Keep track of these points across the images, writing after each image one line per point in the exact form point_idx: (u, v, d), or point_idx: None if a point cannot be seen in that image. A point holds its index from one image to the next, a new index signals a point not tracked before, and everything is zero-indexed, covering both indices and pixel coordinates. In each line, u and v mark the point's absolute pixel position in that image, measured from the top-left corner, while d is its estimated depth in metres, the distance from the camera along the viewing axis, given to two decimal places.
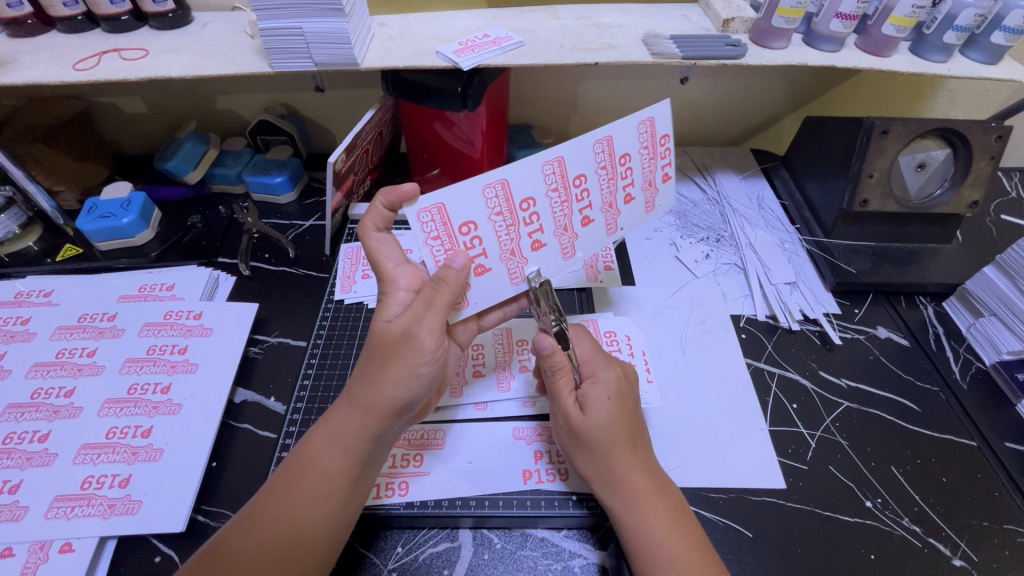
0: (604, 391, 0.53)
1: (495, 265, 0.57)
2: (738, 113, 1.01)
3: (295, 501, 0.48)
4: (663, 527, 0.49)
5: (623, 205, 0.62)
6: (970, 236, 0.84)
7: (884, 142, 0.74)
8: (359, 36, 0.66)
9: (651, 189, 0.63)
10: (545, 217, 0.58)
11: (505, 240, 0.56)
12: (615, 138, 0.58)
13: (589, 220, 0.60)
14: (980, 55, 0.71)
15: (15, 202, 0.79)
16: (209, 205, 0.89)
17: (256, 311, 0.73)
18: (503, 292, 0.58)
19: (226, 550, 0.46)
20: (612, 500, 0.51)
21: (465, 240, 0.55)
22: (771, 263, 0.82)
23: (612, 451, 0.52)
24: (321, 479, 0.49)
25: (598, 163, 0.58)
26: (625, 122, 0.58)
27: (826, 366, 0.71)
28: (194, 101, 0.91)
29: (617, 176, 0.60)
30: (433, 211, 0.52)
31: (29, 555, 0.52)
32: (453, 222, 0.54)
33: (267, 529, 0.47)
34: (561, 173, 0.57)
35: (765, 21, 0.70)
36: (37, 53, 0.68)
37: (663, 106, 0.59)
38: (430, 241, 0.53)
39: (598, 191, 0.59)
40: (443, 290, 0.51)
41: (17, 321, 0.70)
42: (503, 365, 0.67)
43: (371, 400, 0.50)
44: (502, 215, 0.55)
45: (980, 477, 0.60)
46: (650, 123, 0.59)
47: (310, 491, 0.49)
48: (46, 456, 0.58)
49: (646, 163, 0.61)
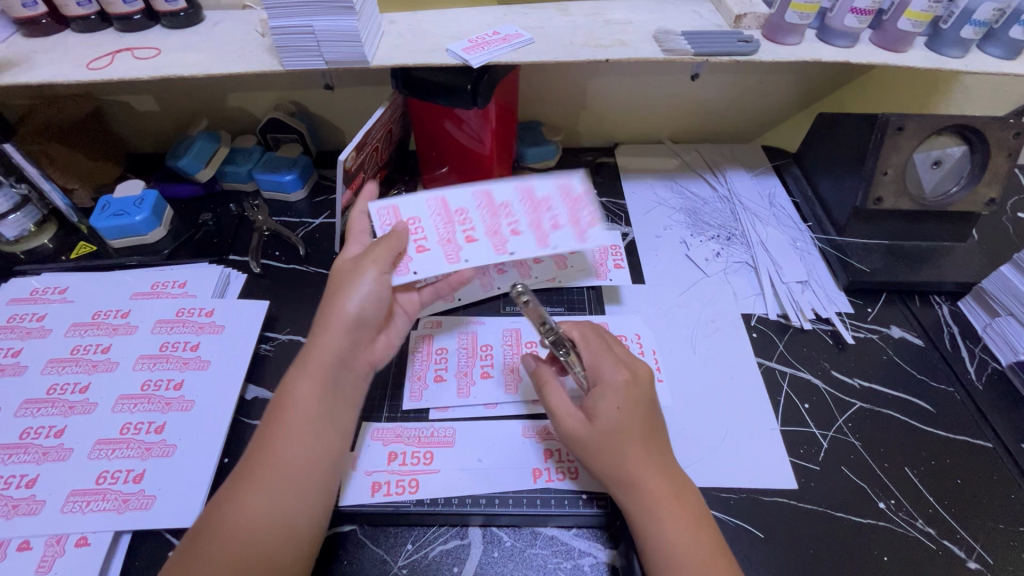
0: (609, 394, 0.53)
1: (434, 248, 0.63)
2: (750, 110, 1.00)
3: (279, 444, 0.50)
4: (679, 531, 0.48)
5: (553, 228, 0.65)
6: (985, 234, 0.83)
7: (899, 138, 0.73)
8: (369, 34, 0.66)
9: (581, 224, 0.65)
10: (476, 224, 0.65)
11: (442, 231, 0.65)
12: (535, 185, 0.68)
13: (517, 232, 0.65)
14: (999, 51, 0.69)
15: (30, 201, 0.80)
16: (220, 203, 0.89)
17: (267, 309, 0.73)
18: (442, 269, 0.62)
19: (217, 521, 0.47)
20: (624, 501, 0.51)
21: (411, 228, 0.65)
22: (783, 262, 0.81)
23: (620, 461, 0.51)
24: (296, 411, 0.51)
25: (521, 199, 0.67)
26: (544, 175, 0.68)
27: (838, 365, 0.70)
28: (205, 99, 0.92)
29: (542, 210, 0.66)
30: (390, 210, 0.66)
31: (46, 548, 0.53)
32: (404, 217, 0.66)
33: (253, 485, 0.48)
34: (490, 200, 0.67)
35: (777, 17, 0.69)
36: (51, 52, 0.69)
37: (575, 173, 0.69)
38: (382, 228, 0.65)
39: (523, 216, 0.66)
40: (387, 240, 0.60)
41: (33, 318, 0.70)
42: (511, 364, 0.67)
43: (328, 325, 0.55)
44: (441, 217, 0.66)
45: (995, 478, 0.60)
46: (568, 182, 0.68)
47: (287, 425, 0.51)
48: (62, 451, 0.58)
49: (573, 207, 0.66)
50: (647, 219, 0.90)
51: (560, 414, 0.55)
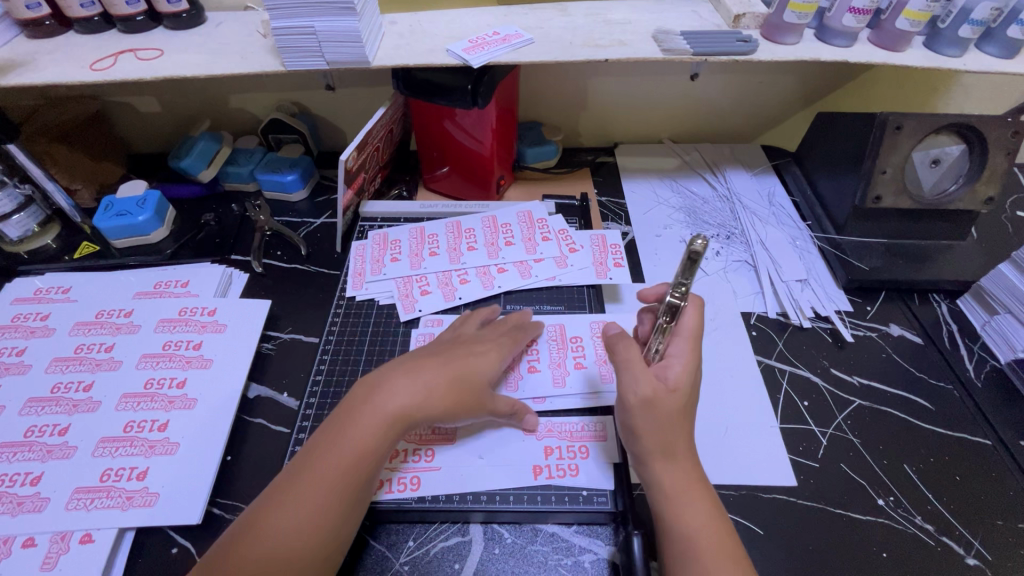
0: (683, 363, 0.54)
1: (404, 259, 0.79)
2: (751, 109, 1.00)
3: (331, 463, 0.49)
4: (703, 523, 0.48)
5: (504, 246, 0.80)
6: (984, 232, 0.83)
7: (898, 137, 0.74)
8: (369, 35, 0.67)
9: (531, 243, 0.80)
10: (442, 242, 0.81)
11: (415, 247, 0.80)
12: (498, 217, 0.84)
13: (473, 248, 0.80)
14: (996, 49, 0.70)
15: (34, 201, 0.81)
16: (221, 203, 0.90)
17: (269, 308, 0.74)
18: (405, 273, 0.77)
19: (263, 517, 0.46)
20: (649, 492, 0.51)
21: (391, 245, 0.81)
22: (783, 261, 0.81)
23: (670, 447, 0.51)
24: (361, 437, 0.50)
25: (484, 225, 0.83)
26: (509, 207, 0.86)
27: (838, 363, 0.71)
28: (207, 101, 0.93)
29: (500, 232, 0.82)
30: (378, 237, 0.82)
31: (51, 545, 0.53)
32: (388, 237, 0.82)
33: (303, 495, 0.47)
34: (457, 229, 0.83)
35: (776, 17, 0.69)
36: (55, 53, 0.69)
37: (537, 205, 0.85)
38: (369, 246, 0.81)
39: (483, 237, 0.81)
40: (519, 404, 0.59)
41: (36, 317, 0.71)
42: (513, 364, 0.67)
43: (400, 380, 0.53)
44: (415, 237, 0.82)
45: (994, 474, 0.60)
46: (529, 214, 0.84)
47: (346, 447, 0.49)
48: (67, 449, 0.59)
49: (526, 230, 0.82)
50: (647, 218, 0.90)
51: (640, 374, 0.53)
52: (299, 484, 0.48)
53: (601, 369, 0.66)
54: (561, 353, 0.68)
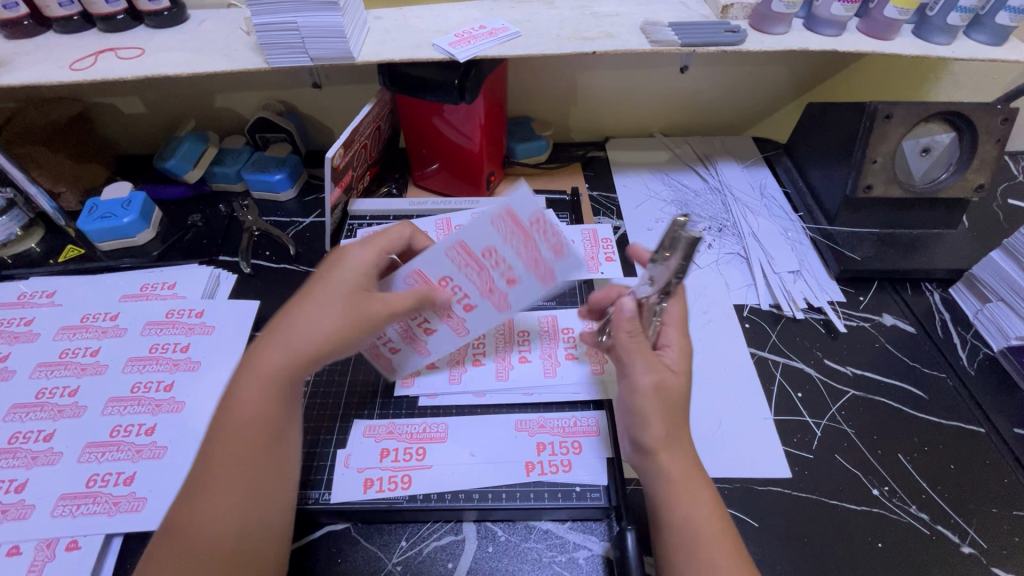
0: (681, 349, 0.54)
1: None
2: (743, 100, 1.00)
3: (237, 440, 0.47)
4: (706, 513, 0.47)
5: None
6: (975, 221, 0.83)
7: (888, 126, 0.73)
8: (353, 30, 0.66)
9: None
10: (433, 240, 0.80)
11: None
12: None
13: None
14: (985, 37, 0.69)
15: (16, 204, 0.80)
16: (209, 204, 0.89)
17: (258, 308, 0.73)
18: None
19: (184, 516, 0.44)
20: (653, 484, 0.50)
21: None
22: (775, 252, 0.81)
23: (672, 435, 0.50)
24: (254, 403, 0.48)
25: None
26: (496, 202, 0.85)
27: (831, 354, 0.70)
28: (192, 100, 0.91)
29: None
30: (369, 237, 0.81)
31: (37, 553, 0.52)
32: None
33: (220, 482, 0.45)
34: (448, 225, 0.82)
35: (764, 6, 0.69)
36: (34, 54, 0.68)
37: None
38: None
39: None
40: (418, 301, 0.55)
41: (20, 323, 0.70)
42: (447, 310, 0.58)
43: (283, 331, 0.50)
44: None
45: (988, 463, 0.60)
46: None
47: (248, 421, 0.47)
48: (51, 455, 0.58)
49: None
50: (639, 213, 0.89)
51: (650, 362, 0.52)
52: (217, 464, 0.46)
53: (544, 364, 0.66)
54: (483, 275, 0.54)
